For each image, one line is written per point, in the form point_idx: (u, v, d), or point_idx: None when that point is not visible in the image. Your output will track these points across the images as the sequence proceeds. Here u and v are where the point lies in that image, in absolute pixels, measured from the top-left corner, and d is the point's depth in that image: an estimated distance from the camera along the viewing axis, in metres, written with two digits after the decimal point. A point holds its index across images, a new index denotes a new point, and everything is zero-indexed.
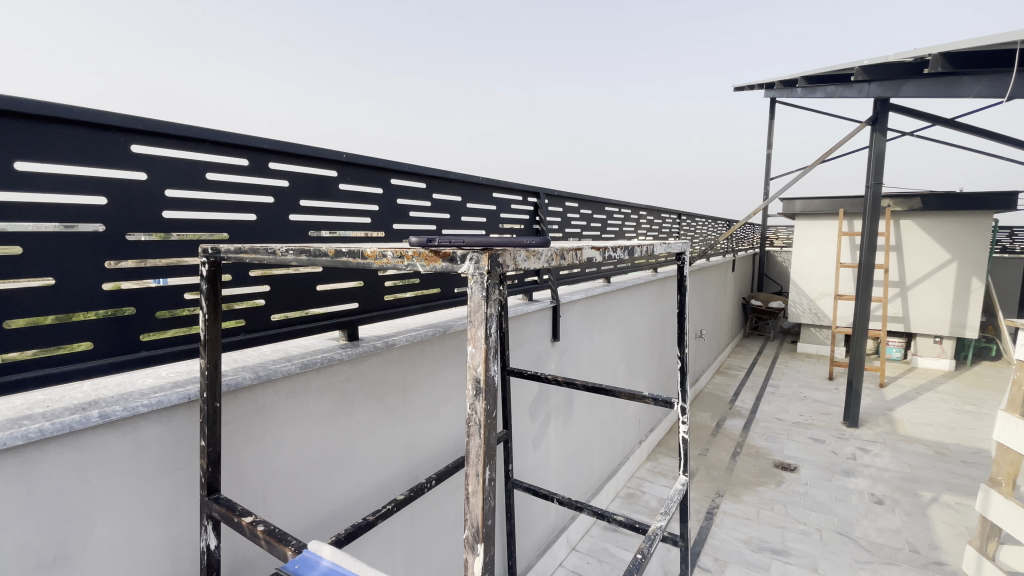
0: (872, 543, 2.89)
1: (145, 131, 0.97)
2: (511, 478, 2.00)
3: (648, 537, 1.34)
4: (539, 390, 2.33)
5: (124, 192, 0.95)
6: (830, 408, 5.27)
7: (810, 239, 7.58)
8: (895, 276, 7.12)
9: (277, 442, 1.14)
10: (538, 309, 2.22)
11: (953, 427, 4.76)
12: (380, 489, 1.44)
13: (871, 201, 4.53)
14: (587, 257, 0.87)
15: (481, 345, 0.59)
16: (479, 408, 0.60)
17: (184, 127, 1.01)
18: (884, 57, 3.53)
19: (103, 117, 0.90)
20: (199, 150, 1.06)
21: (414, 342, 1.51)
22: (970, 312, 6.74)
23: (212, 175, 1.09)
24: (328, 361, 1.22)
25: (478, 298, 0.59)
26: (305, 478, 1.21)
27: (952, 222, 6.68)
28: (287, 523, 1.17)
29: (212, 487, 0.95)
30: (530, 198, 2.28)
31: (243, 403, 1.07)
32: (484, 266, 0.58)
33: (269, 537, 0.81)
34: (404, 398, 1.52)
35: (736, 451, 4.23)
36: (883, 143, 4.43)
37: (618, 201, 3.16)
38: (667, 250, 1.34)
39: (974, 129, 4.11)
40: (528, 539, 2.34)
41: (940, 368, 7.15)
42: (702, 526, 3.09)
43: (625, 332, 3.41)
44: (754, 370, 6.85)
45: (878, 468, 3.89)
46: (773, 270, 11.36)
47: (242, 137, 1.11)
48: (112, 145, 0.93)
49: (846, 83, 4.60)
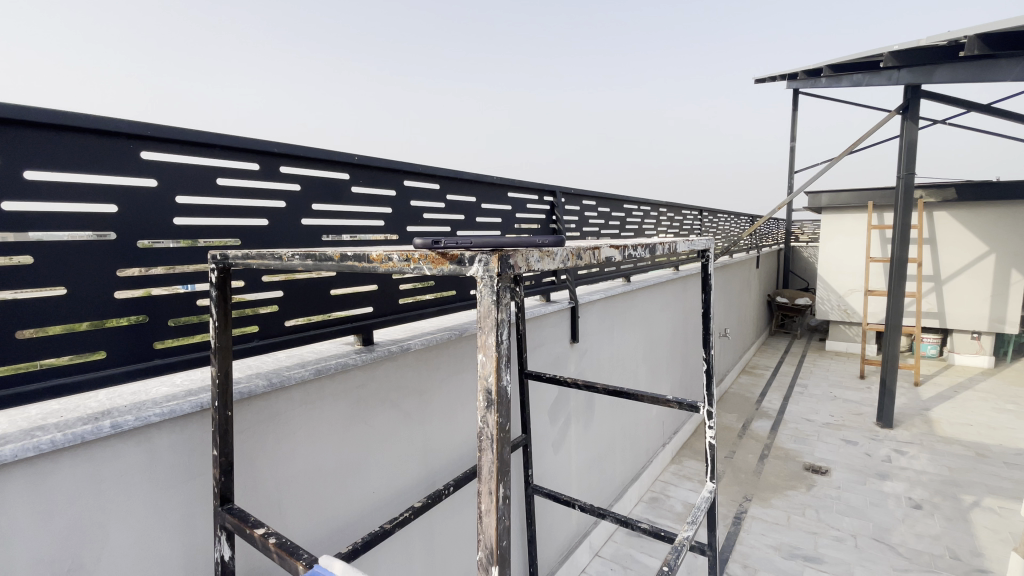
0: (911, 550, 2.78)
1: (154, 137, 0.96)
2: (531, 484, 1.96)
3: (675, 548, 1.28)
4: (558, 394, 2.27)
5: (136, 201, 0.94)
6: (862, 408, 5.11)
7: (838, 233, 7.36)
8: (928, 270, 6.89)
9: (292, 450, 1.13)
10: (556, 310, 2.18)
11: (994, 427, 4.57)
12: (398, 496, 1.42)
13: (903, 191, 4.35)
14: (605, 256, 0.82)
15: (492, 353, 0.55)
16: (491, 421, 0.55)
17: (192, 133, 1.00)
18: (916, 41, 3.37)
19: (113, 123, 0.89)
20: (209, 156, 1.05)
21: (429, 346, 1.48)
22: (1009, 306, 6.47)
23: (222, 180, 1.07)
24: (342, 367, 1.19)
25: (487, 302, 0.55)
26: (322, 487, 1.20)
27: (989, 213, 6.43)
28: (303, 535, 1.15)
29: (226, 497, 0.93)
30: (546, 197, 2.24)
31: (257, 410, 1.05)
32: (494, 269, 0.53)
33: (281, 550, 0.79)
34: (420, 401, 1.50)
35: (764, 453, 4.13)
36: (916, 130, 4.25)
37: (637, 198, 3.10)
38: (691, 247, 1.28)
39: (1013, 115, 3.93)
40: (550, 545, 2.29)
41: (978, 366, 6.86)
42: (729, 532, 3.00)
43: (646, 333, 3.33)
44: (781, 369, 6.68)
45: (915, 471, 3.74)
46: (799, 266, 11.11)
47: (252, 141, 1.10)
48: (119, 152, 0.92)
49: (874, 71, 4.44)
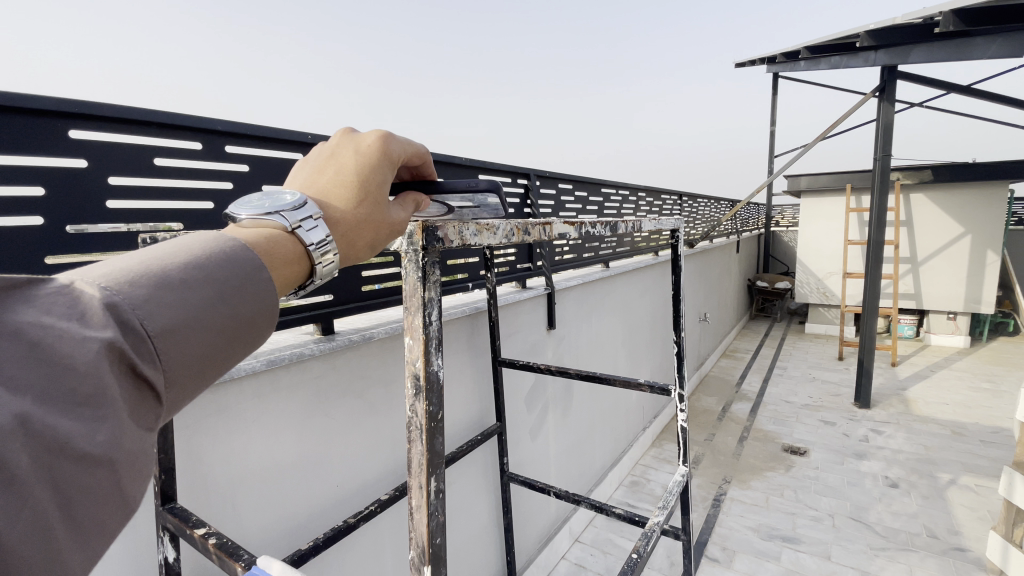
0: (888, 529, 2.81)
1: (80, 113, 0.88)
2: (506, 472, 1.93)
3: (646, 534, 1.25)
4: (535, 381, 2.24)
5: (62, 183, 0.87)
6: (840, 389, 5.17)
7: (818, 217, 7.42)
8: (905, 252, 6.98)
9: (247, 445, 1.08)
10: (531, 296, 2.14)
11: (969, 405, 4.66)
12: (364, 489, 1.38)
13: (880, 173, 4.36)
14: (555, 234, 0.79)
15: (419, 335, 0.51)
16: (420, 410, 0.51)
17: (125, 108, 0.93)
18: (891, 20, 3.34)
19: (29, 97, 0.82)
20: (145, 134, 0.98)
21: (393, 334, 1.43)
22: (986, 287, 6.58)
23: (161, 161, 1.01)
24: (298, 358, 1.14)
25: (412, 279, 0.52)
26: (280, 481, 1.15)
27: (965, 195, 6.52)
28: (259, 533, 1.11)
29: (167, 496, 0.88)
30: (520, 179, 2.19)
31: (204, 404, 1.00)
32: (418, 243, 0.50)
33: (220, 552, 0.75)
34: (386, 391, 1.45)
35: (744, 435, 4.15)
36: (892, 113, 4.25)
37: (614, 181, 3.06)
38: (658, 226, 1.25)
39: (986, 96, 3.95)
40: (527, 533, 2.26)
41: (954, 346, 6.96)
42: (709, 514, 3.01)
43: (625, 318, 3.31)
44: (762, 352, 6.75)
45: (892, 450, 3.80)
46: (779, 250, 11.20)
47: (193, 119, 1.03)
48: (42, 128, 0.85)
49: (851, 52, 4.42)
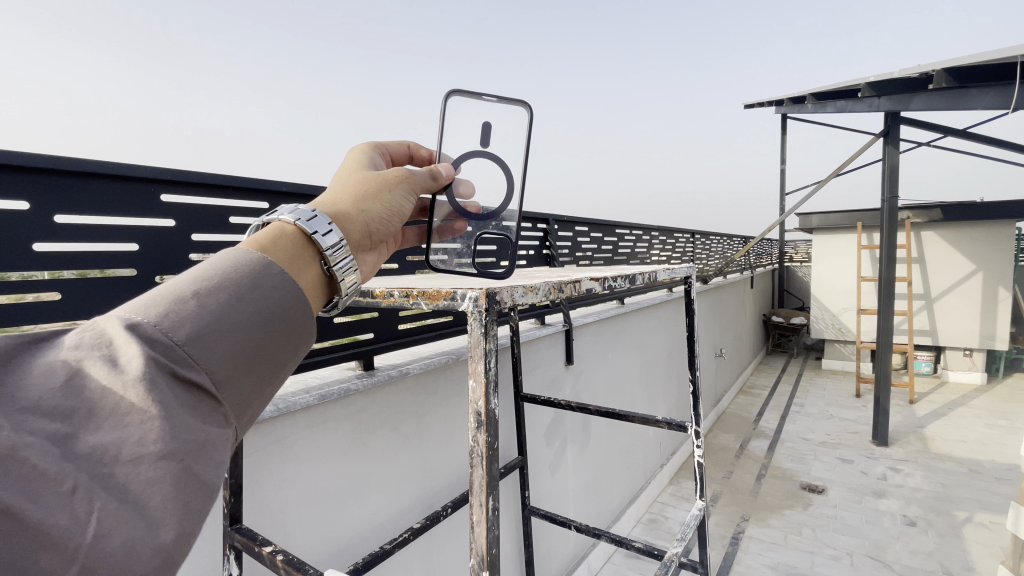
0: (906, 567, 2.79)
1: (173, 181, 1.04)
2: (528, 505, 2.00)
3: (664, 564, 1.32)
4: (554, 416, 2.33)
5: (156, 240, 1.02)
6: (858, 426, 5.13)
7: (830, 253, 7.48)
8: (918, 288, 6.98)
9: (298, 471, 1.18)
10: (550, 333, 2.25)
11: (989, 443, 4.59)
12: (398, 518, 1.47)
13: (888, 213, 4.47)
14: (586, 288, 0.90)
15: (481, 378, 0.63)
16: (481, 440, 0.62)
17: (208, 175, 1.08)
18: (887, 73, 3.54)
19: (135, 170, 0.97)
20: (222, 196, 1.13)
21: (426, 370, 1.54)
22: (999, 324, 6.54)
23: (234, 219, 1.16)
24: (344, 392, 1.26)
25: (476, 334, 0.63)
26: (325, 507, 1.25)
27: (976, 232, 6.57)
28: (306, 555, 1.20)
29: (234, 518, 0.98)
30: (540, 224, 2.33)
31: (265, 434, 1.11)
32: (481, 305, 0.61)
33: (288, 565, 0.85)
34: (419, 424, 1.55)
35: (761, 472, 4.14)
36: (897, 154, 4.37)
37: (628, 223, 3.19)
38: (672, 274, 1.36)
39: (988, 139, 4.07)
40: (547, 567, 2.30)
41: (972, 382, 6.84)
42: (726, 552, 3.01)
43: (640, 354, 3.39)
44: (778, 388, 6.72)
45: (910, 488, 3.76)
46: (794, 286, 11.20)
47: (260, 182, 1.18)
48: (142, 195, 1.00)
49: (853, 98, 4.60)
